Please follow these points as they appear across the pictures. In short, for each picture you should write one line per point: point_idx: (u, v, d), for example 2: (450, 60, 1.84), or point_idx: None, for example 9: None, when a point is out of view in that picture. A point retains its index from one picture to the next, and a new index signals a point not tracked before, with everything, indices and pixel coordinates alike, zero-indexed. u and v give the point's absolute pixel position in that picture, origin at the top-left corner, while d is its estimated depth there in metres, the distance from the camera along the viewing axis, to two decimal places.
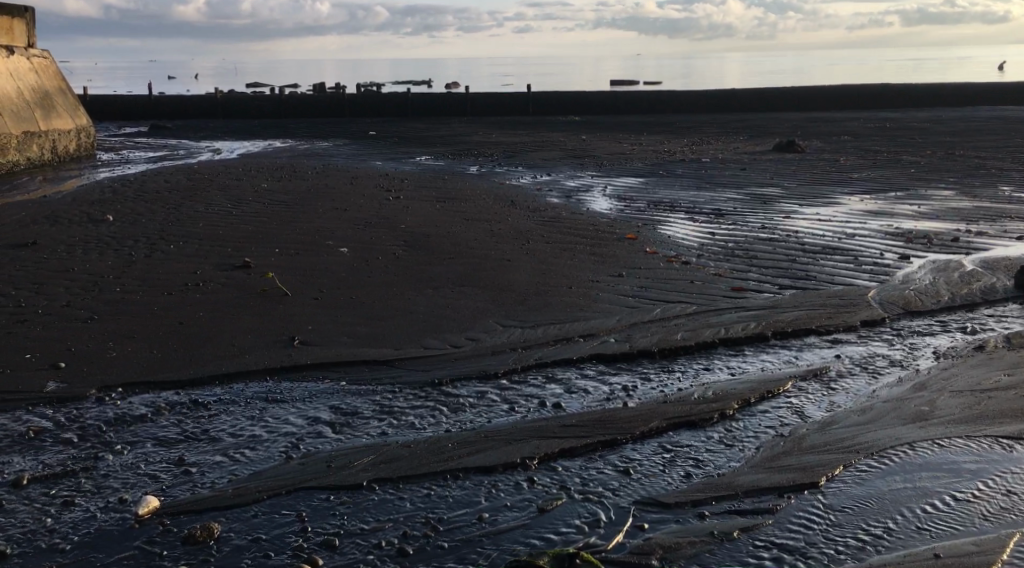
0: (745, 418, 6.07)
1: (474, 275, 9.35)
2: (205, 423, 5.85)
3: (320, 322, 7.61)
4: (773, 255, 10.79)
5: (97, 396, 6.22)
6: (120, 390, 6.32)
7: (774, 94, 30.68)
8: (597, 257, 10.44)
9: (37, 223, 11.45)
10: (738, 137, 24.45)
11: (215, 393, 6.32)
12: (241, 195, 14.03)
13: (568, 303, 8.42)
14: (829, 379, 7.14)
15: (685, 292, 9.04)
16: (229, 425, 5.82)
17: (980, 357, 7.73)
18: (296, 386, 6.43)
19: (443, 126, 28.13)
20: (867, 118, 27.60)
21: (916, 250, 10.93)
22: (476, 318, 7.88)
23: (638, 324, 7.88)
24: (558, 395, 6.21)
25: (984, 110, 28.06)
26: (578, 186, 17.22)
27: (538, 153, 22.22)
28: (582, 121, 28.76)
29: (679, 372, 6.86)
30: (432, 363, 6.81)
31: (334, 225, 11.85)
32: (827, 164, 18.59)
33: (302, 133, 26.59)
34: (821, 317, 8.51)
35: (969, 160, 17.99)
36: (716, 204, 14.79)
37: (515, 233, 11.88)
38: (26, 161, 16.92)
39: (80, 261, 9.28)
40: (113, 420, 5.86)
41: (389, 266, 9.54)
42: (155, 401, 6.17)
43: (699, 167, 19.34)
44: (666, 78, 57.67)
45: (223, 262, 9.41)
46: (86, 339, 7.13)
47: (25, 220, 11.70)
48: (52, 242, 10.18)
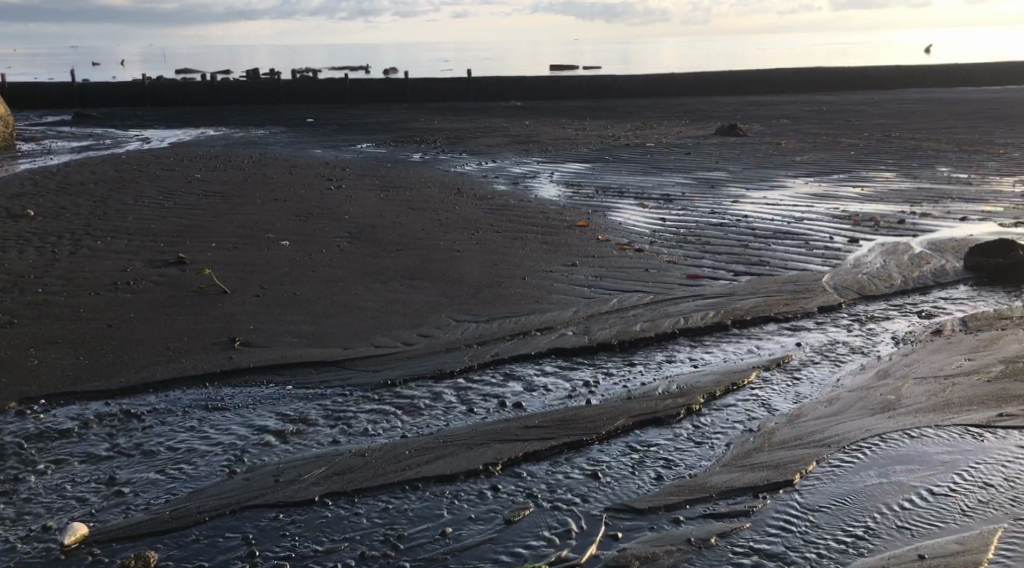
0: (711, 413, 5.75)
1: (424, 268, 9.03)
2: (138, 436, 5.44)
3: (263, 321, 7.21)
4: (725, 240, 10.59)
5: (18, 410, 5.78)
6: (44, 402, 5.88)
7: (711, 79, 30.76)
8: (547, 247, 10.22)
9: None
10: (680, 121, 24.36)
11: (148, 403, 5.91)
12: (172, 186, 13.50)
13: (523, 295, 8.16)
14: (792, 368, 6.71)
15: (640, 281, 8.78)
16: (164, 438, 5.42)
17: (939, 341, 7.42)
18: (237, 392, 6.04)
19: (381, 112, 27.65)
20: (804, 101, 27.73)
21: (864, 233, 10.73)
22: (427, 313, 7.57)
23: (597, 315, 7.64)
24: (517, 394, 5.94)
25: (918, 93, 28.37)
26: (524, 172, 16.95)
27: (479, 139, 21.90)
28: (522, 106, 28.50)
29: (642, 366, 6.58)
30: (383, 364, 6.45)
31: (273, 216, 11.44)
32: (770, 147, 18.53)
33: (235, 120, 25.92)
34: (779, 303, 8.18)
35: (906, 141, 18.09)
36: (663, 189, 14.58)
37: (463, 223, 11.58)
38: None
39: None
40: (35, 436, 5.43)
41: (334, 260, 9.17)
42: (81, 414, 5.74)
43: (643, 152, 19.16)
44: (604, 64, 57.61)
45: (155, 258, 8.96)
46: (7, 345, 6.66)
47: None
48: None
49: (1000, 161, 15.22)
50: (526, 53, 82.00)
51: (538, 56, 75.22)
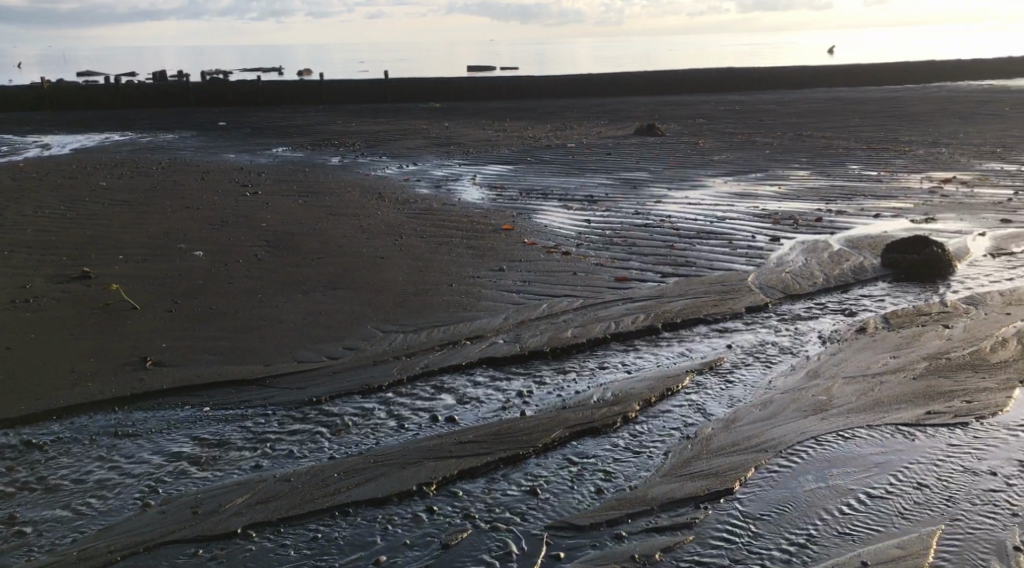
0: (647, 420, 5.57)
1: (345, 278, 8.91)
2: (41, 469, 5.13)
3: (176, 339, 7.01)
4: (651, 241, 10.45)
5: None
6: None
7: (627, 79, 30.91)
8: (473, 251, 10.14)
9: None
10: (598, 121, 24.43)
11: (51, 432, 5.57)
12: (77, 196, 13.05)
13: (451, 304, 8.09)
14: (724, 371, 6.31)
15: (568, 286, 8.69)
16: (69, 469, 5.11)
17: (864, 340, 6.85)
18: (149, 416, 5.76)
19: (297, 114, 27.17)
20: (719, 100, 28.04)
21: (785, 231, 10.40)
22: (353, 326, 7.46)
23: (526, 322, 7.55)
24: (450, 407, 5.84)
25: (829, 91, 28.88)
26: (446, 175, 16.75)
27: (398, 142, 21.63)
28: (440, 107, 28.28)
29: (575, 373, 6.44)
30: (308, 381, 6.24)
31: (186, 226, 11.13)
32: (689, 146, 18.65)
33: (145, 125, 25.20)
34: (706, 305, 7.76)
35: (819, 140, 18.36)
36: (587, 191, 14.51)
37: (386, 228, 11.42)
38: None
39: None
40: None
41: (250, 274, 9.01)
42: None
43: (564, 152, 19.12)
44: (522, 65, 57.72)
45: (57, 274, 8.61)
46: None
47: None
48: None
49: (911, 158, 15.51)
50: (443, 53, 81.71)
51: (456, 57, 75.05)
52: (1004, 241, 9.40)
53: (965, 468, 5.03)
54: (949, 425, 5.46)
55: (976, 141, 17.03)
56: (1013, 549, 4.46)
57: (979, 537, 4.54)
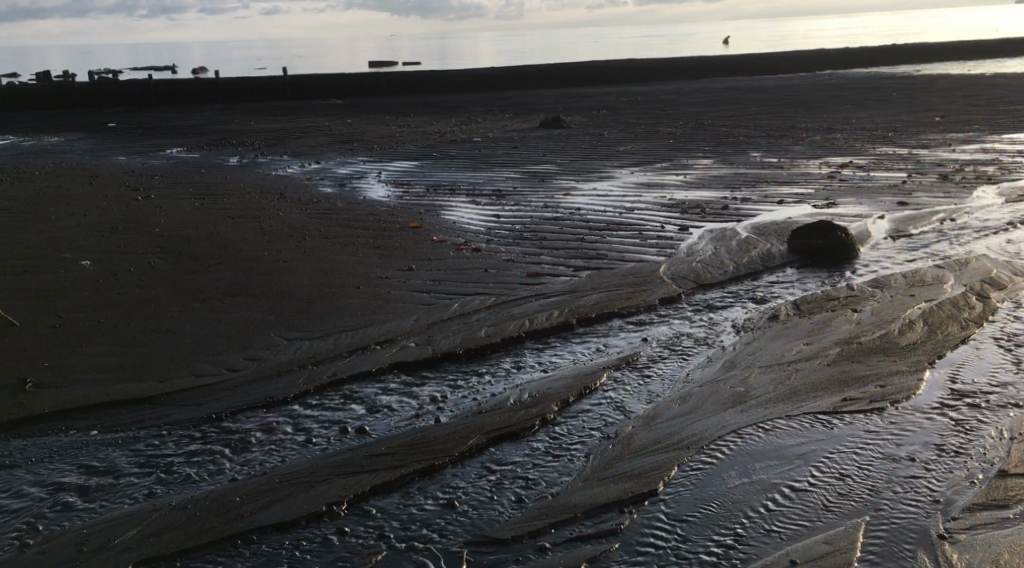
0: (567, 421, 5.35)
1: (245, 283, 8.69)
2: None
3: (59, 355, 6.89)
4: (561, 234, 10.32)
5: None
6: None
7: (531, 72, 30.82)
8: (381, 250, 9.94)
9: None
10: (503, 115, 24.28)
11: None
12: None
13: (359, 307, 7.91)
14: (642, 366, 6.06)
15: (478, 283, 8.49)
16: None
17: (777, 328, 6.59)
18: (30, 444, 5.60)
19: (194, 113, 26.38)
20: (621, 91, 28.16)
21: (693, 220, 10.35)
22: (254, 335, 7.27)
23: (436, 323, 7.39)
24: (360, 418, 5.65)
25: (728, 81, 29.25)
26: (350, 173, 16.38)
27: (300, 140, 21.13)
28: (342, 103, 27.75)
29: (490, 376, 6.23)
30: (205, 396, 6.13)
31: (74, 232, 10.73)
32: (594, 138, 18.61)
33: (32, 127, 24.15)
34: (620, 298, 7.56)
35: (721, 128, 18.50)
36: (494, 185, 14.34)
37: (290, 229, 11.12)
38: None
39: None
40: None
41: (141, 280, 8.82)
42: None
43: (469, 147, 18.91)
44: (424, 60, 57.34)
45: None
46: None
47: None
48: None
49: (809, 143, 15.72)
50: (344, 50, 80.69)
51: (358, 52, 74.19)
52: (904, 223, 9.51)
53: (885, 455, 4.96)
54: (865, 412, 5.37)
55: (871, 126, 17.37)
56: (938, 538, 4.38)
57: (903, 527, 4.46)
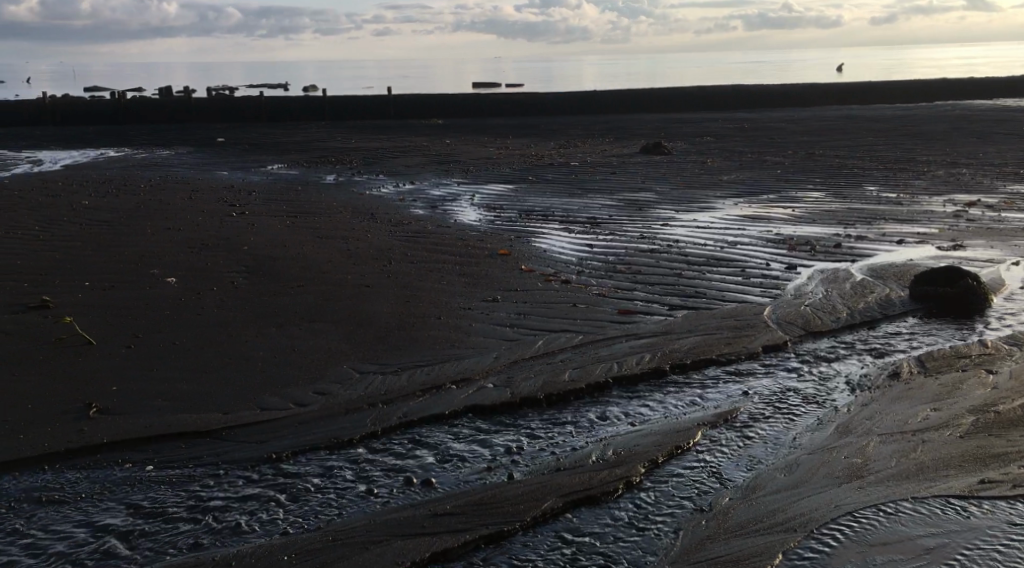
0: (655, 487, 4.77)
1: (323, 308, 8.37)
2: None
3: (127, 378, 6.63)
4: (657, 268, 9.74)
5: None
6: None
7: (634, 96, 30.26)
8: (467, 278, 9.55)
9: None
10: (603, 139, 23.76)
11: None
12: (56, 216, 12.66)
13: (438, 339, 7.49)
14: (741, 424, 5.46)
15: (566, 319, 7.98)
16: None
17: (898, 388, 5.91)
18: (85, 476, 5.30)
19: (297, 130, 26.61)
20: (726, 118, 27.38)
21: (801, 258, 9.67)
22: (327, 365, 6.91)
23: (518, 362, 6.90)
24: (427, 468, 5.19)
25: (839, 110, 28.16)
26: (444, 195, 16.10)
27: (398, 159, 21.02)
28: (442, 123, 27.63)
29: (572, 426, 5.71)
30: (270, 433, 5.75)
31: (161, 247, 10.65)
32: (697, 165, 17.96)
33: (143, 140, 24.67)
34: (720, 343, 6.95)
35: (832, 159, 17.65)
36: (590, 212, 13.81)
37: (376, 251, 10.82)
38: None
39: None
40: None
41: (220, 299, 8.59)
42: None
43: (568, 171, 18.45)
44: (528, 82, 57.37)
45: (14, 305, 8.36)
46: None
47: None
48: None
49: (929, 179, 14.79)
50: (450, 71, 81.21)
51: (463, 74, 74.90)
52: None
53: None
54: (1006, 498, 4.66)
55: (996, 162, 16.32)
56: None
57: None
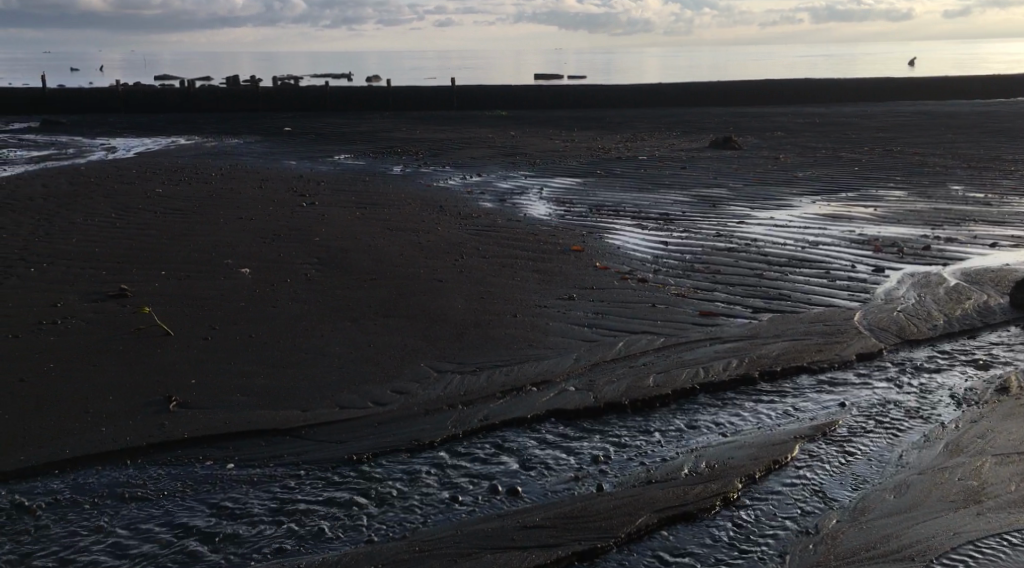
0: (754, 505, 4.56)
1: (397, 303, 8.24)
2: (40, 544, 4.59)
3: (206, 371, 6.56)
4: (737, 268, 9.44)
5: None
6: None
7: (701, 89, 29.77)
8: (540, 274, 9.35)
9: None
10: (671, 133, 23.40)
11: (47, 492, 5.04)
12: (130, 204, 12.76)
13: (516, 338, 7.31)
14: (841, 438, 5.21)
15: (646, 320, 7.74)
16: (73, 546, 4.57)
17: (1009, 404, 5.59)
18: (166, 472, 5.22)
19: (363, 120, 26.62)
20: (796, 112, 26.79)
21: (889, 260, 9.31)
22: (404, 363, 6.77)
23: (599, 365, 6.70)
24: (513, 477, 5.01)
25: (913, 105, 27.41)
26: (513, 188, 15.93)
27: (464, 151, 20.89)
28: (507, 115, 27.45)
29: (660, 436, 5.48)
30: (349, 433, 5.62)
31: (235, 236, 10.63)
32: (769, 161, 17.54)
33: (211, 128, 24.91)
34: (811, 349, 6.68)
35: (911, 156, 17.11)
36: (662, 208, 13.51)
37: (447, 245, 10.66)
38: None
39: None
40: None
41: (295, 292, 8.52)
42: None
43: (636, 165, 18.15)
44: (591, 73, 57.02)
45: (92, 294, 8.38)
46: None
47: None
48: None
49: (1016, 179, 14.23)
50: (512, 61, 81.14)
51: (525, 65, 74.71)
52: None
53: None
54: None
55: None
56: None
57: None
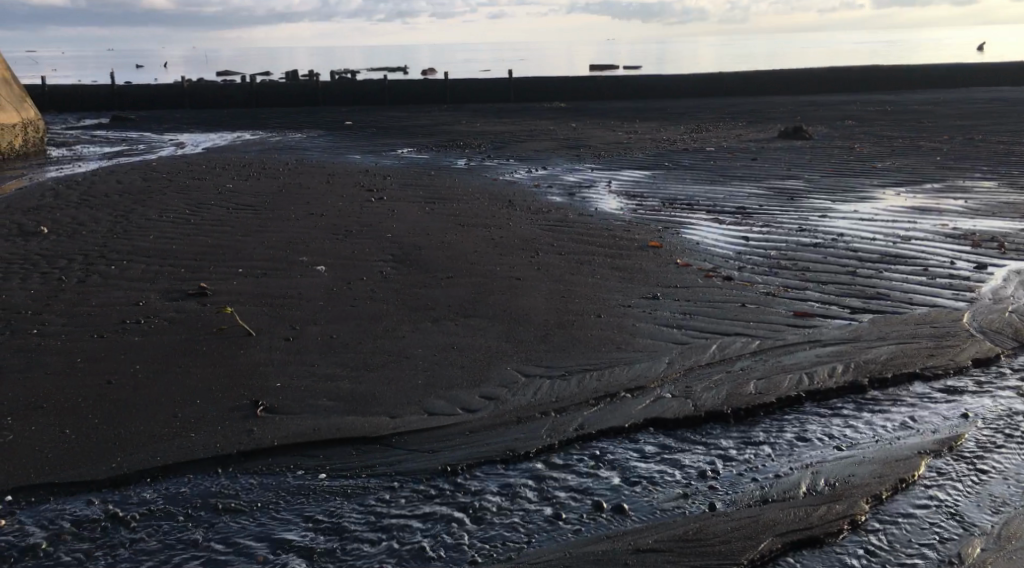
0: (885, 529, 4.47)
1: (476, 302, 7.99)
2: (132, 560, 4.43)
3: (290, 375, 6.35)
4: (826, 262, 9.00)
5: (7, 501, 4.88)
6: (40, 493, 4.94)
7: (765, 78, 29.11)
8: (621, 272, 9.03)
9: None
10: (737, 123, 22.84)
11: (137, 502, 4.86)
12: (203, 199, 12.69)
13: (603, 341, 7.00)
14: (969, 457, 5.02)
15: (739, 319, 7.38)
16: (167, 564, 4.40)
17: None
18: (255, 482, 5.02)
19: (422, 113, 26.42)
20: (864, 100, 26.04)
21: (990, 256, 8.87)
22: (490, 367, 6.52)
23: (695, 370, 6.36)
24: (616, 489, 4.78)
25: (987, 92, 26.47)
26: (580, 181, 15.59)
27: (527, 143, 20.58)
28: (567, 107, 27.07)
29: (768, 447, 5.18)
30: (443, 441, 5.38)
31: (307, 233, 10.46)
32: (845, 151, 16.96)
33: (274, 123, 24.90)
34: (924, 353, 6.32)
35: (993, 145, 16.45)
36: (737, 201, 13.07)
37: (521, 241, 10.36)
38: None
39: (9, 299, 8.11)
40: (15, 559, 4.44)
41: (373, 290, 8.31)
42: (53, 521, 4.70)
43: (705, 157, 17.69)
44: (647, 64, 56.35)
45: (171, 292, 8.27)
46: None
47: None
48: None
49: None
50: (567, 54, 80.80)
51: (578, 56, 74.18)
52: None
53: None
54: None
55: None
56: None
57: None
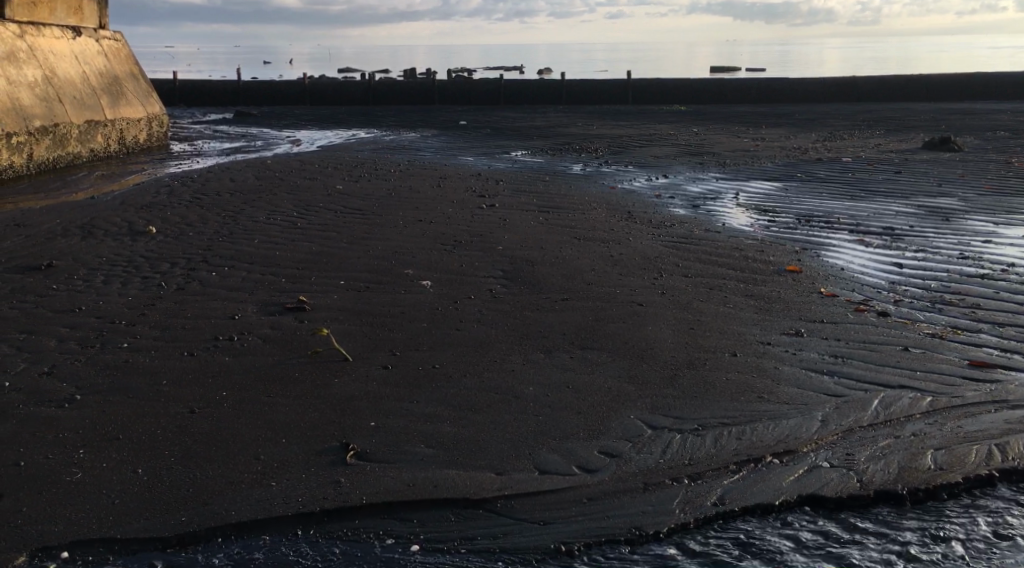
0: None
1: (595, 332, 7.14)
2: None
3: (386, 412, 5.63)
4: (998, 299, 7.84)
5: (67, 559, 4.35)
6: (101, 552, 4.39)
7: (903, 83, 27.35)
8: (757, 301, 8.06)
9: (78, 236, 10.10)
10: (874, 132, 21.41)
11: None
12: (312, 201, 12.18)
13: (740, 387, 6.08)
14: None
15: (901, 367, 6.36)
16: None
17: None
18: (340, 551, 4.38)
19: (540, 115, 25.66)
20: (1014, 110, 24.15)
21: None
22: (611, 414, 5.67)
23: (857, 431, 5.39)
24: None
25: None
26: (706, 192, 14.59)
27: (650, 149, 19.61)
28: (689, 110, 25.96)
29: (962, 543, 4.34)
30: (556, 511, 4.62)
31: (414, 242, 9.77)
32: (1002, 166, 15.50)
33: (389, 121, 24.53)
34: None
35: None
36: (883, 220, 11.89)
37: (643, 260, 9.45)
38: (91, 152, 15.88)
39: (102, 305, 7.64)
40: None
41: (482, 312, 7.55)
42: None
43: (844, 168, 16.43)
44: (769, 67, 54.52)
45: (268, 305, 7.65)
46: (68, 437, 5.35)
47: (63, 231, 10.33)
48: (83, 273, 8.60)
49: None
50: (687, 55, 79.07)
51: (697, 58, 72.71)
52: None
53: None
54: None
55: None
56: None
57: None
